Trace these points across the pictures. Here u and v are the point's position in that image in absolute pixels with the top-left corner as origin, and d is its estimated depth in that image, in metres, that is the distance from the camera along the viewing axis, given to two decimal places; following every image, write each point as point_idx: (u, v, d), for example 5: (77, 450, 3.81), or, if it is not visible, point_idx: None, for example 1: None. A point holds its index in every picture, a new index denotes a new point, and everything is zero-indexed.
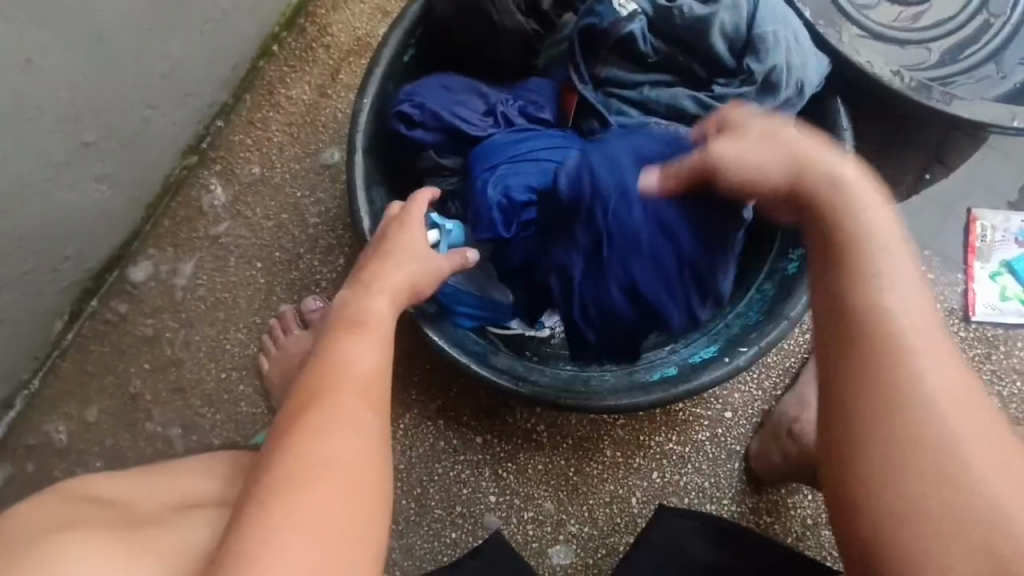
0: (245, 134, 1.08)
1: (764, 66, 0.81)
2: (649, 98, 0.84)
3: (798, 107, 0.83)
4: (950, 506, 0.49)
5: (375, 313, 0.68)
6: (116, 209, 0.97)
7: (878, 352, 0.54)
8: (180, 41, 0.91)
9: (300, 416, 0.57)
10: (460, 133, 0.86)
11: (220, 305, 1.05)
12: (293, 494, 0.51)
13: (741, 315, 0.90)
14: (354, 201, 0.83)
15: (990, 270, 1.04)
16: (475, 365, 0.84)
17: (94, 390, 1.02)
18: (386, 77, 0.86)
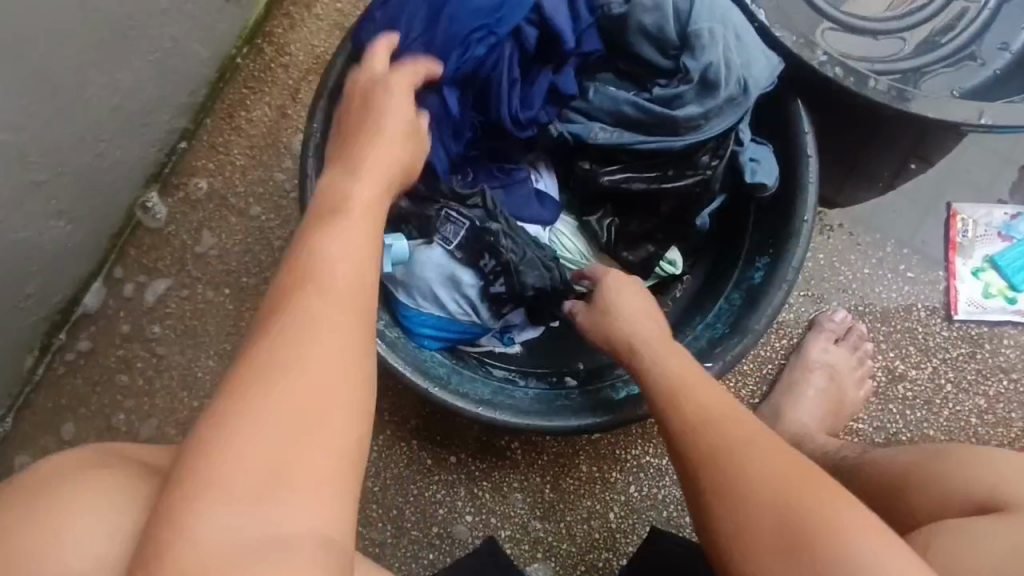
0: (208, 159, 1.07)
1: (699, 64, 0.78)
2: (591, 105, 0.82)
3: (744, 105, 0.79)
4: (784, 554, 0.55)
5: (358, 199, 0.62)
6: (78, 242, 0.96)
7: (710, 426, 0.66)
8: (129, 72, 0.90)
9: (273, 307, 0.52)
10: None
11: (189, 331, 1.05)
12: (263, 384, 0.48)
13: (708, 327, 0.87)
14: None
15: (972, 266, 1.01)
16: (436, 389, 0.82)
17: (69, 423, 1.02)
18: (334, 99, 0.84)
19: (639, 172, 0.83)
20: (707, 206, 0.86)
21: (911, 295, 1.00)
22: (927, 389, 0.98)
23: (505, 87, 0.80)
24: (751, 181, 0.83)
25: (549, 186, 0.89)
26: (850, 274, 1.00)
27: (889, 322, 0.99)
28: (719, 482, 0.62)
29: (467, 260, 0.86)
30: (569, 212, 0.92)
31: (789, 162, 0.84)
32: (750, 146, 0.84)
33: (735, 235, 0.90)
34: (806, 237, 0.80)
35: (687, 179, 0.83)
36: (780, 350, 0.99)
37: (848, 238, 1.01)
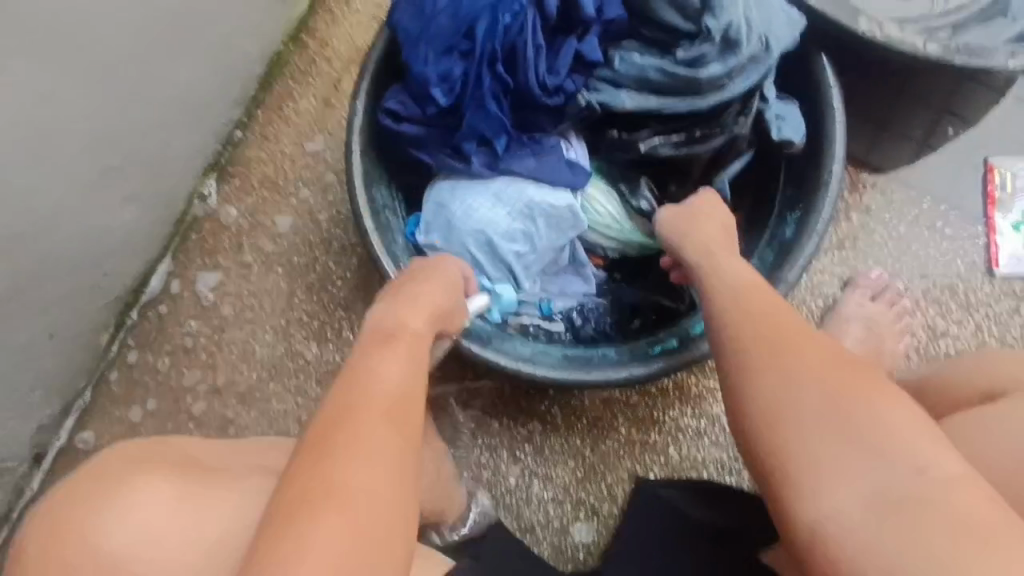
0: (259, 148, 1.15)
1: (721, 24, 0.80)
2: (618, 73, 0.85)
3: (766, 63, 0.83)
4: (837, 451, 0.53)
5: (410, 330, 0.67)
6: (146, 227, 1.05)
7: (786, 330, 0.63)
8: (188, 66, 0.98)
9: (341, 419, 0.55)
10: (439, 118, 0.88)
11: (246, 309, 1.12)
12: (336, 502, 0.50)
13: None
14: (354, 199, 0.86)
15: (1012, 221, 1.00)
16: (475, 346, 0.86)
17: (143, 394, 1.11)
18: (376, 79, 0.90)
19: (670, 136, 0.87)
20: (726, 171, 0.90)
21: (949, 253, 0.99)
22: (970, 344, 0.97)
23: (531, 53, 0.84)
24: (778, 138, 0.85)
25: (580, 155, 0.90)
26: (886, 234, 1.00)
27: (928, 280, 0.99)
28: (778, 376, 0.59)
29: (509, 229, 0.89)
30: (599, 180, 0.93)
31: (816, 117, 0.86)
32: (775, 104, 0.87)
33: (766, 194, 0.93)
34: (835, 187, 0.82)
35: (714, 136, 0.86)
36: (815, 310, 0.99)
37: (882, 198, 1.02)
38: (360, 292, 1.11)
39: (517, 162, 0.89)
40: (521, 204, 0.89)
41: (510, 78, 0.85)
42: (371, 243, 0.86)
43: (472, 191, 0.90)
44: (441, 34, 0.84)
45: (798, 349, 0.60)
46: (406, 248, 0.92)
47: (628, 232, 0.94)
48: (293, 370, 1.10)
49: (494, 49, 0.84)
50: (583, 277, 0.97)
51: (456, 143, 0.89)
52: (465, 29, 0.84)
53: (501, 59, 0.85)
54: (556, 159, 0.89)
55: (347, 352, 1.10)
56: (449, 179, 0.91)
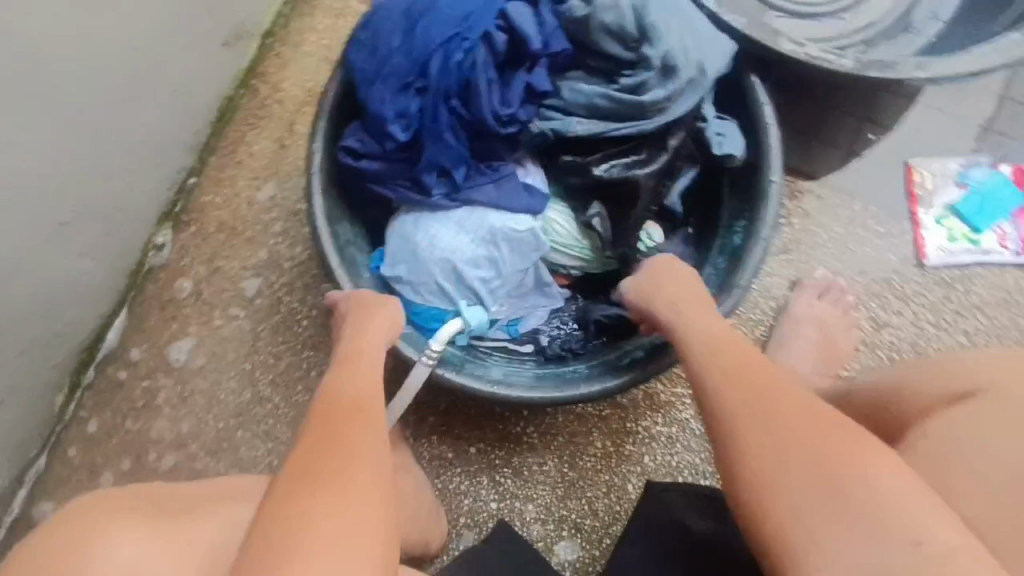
0: (215, 194, 1.14)
1: (658, 52, 0.86)
2: (567, 101, 0.90)
3: (704, 86, 0.88)
4: (824, 508, 0.56)
5: (369, 346, 0.76)
6: (101, 280, 1.02)
7: (771, 387, 0.66)
8: (139, 116, 0.97)
9: (319, 422, 0.62)
10: (397, 153, 0.90)
11: (209, 356, 1.10)
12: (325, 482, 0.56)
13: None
14: (318, 237, 0.87)
15: (935, 215, 1.07)
16: (449, 374, 0.87)
17: (103, 454, 1.06)
18: (333, 118, 0.92)
19: (621, 158, 0.92)
20: (677, 188, 0.95)
21: (882, 249, 1.07)
22: (910, 332, 1.04)
23: (484, 87, 0.87)
24: (719, 153, 0.90)
25: (538, 180, 0.95)
26: (824, 235, 1.07)
27: (866, 275, 1.06)
28: (765, 433, 0.62)
29: (473, 255, 0.92)
30: (556, 203, 0.98)
31: (753, 131, 0.92)
32: (714, 122, 0.92)
33: (713, 206, 0.98)
34: (775, 196, 0.88)
35: (660, 155, 0.91)
36: (768, 311, 1.05)
37: (818, 202, 1.08)
38: (327, 331, 1.10)
39: (476, 192, 0.92)
40: (483, 231, 0.92)
41: (465, 111, 0.89)
42: (338, 279, 0.87)
43: (434, 221, 0.92)
44: (396, 73, 0.87)
45: (782, 406, 0.63)
46: (374, 282, 0.94)
47: (583, 248, 0.98)
48: (263, 415, 1.08)
49: (448, 86, 0.87)
50: (549, 297, 0.99)
51: (417, 176, 0.91)
52: (418, 67, 0.87)
53: (455, 93, 0.88)
54: (514, 186, 0.93)
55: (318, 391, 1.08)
56: (412, 211, 0.94)
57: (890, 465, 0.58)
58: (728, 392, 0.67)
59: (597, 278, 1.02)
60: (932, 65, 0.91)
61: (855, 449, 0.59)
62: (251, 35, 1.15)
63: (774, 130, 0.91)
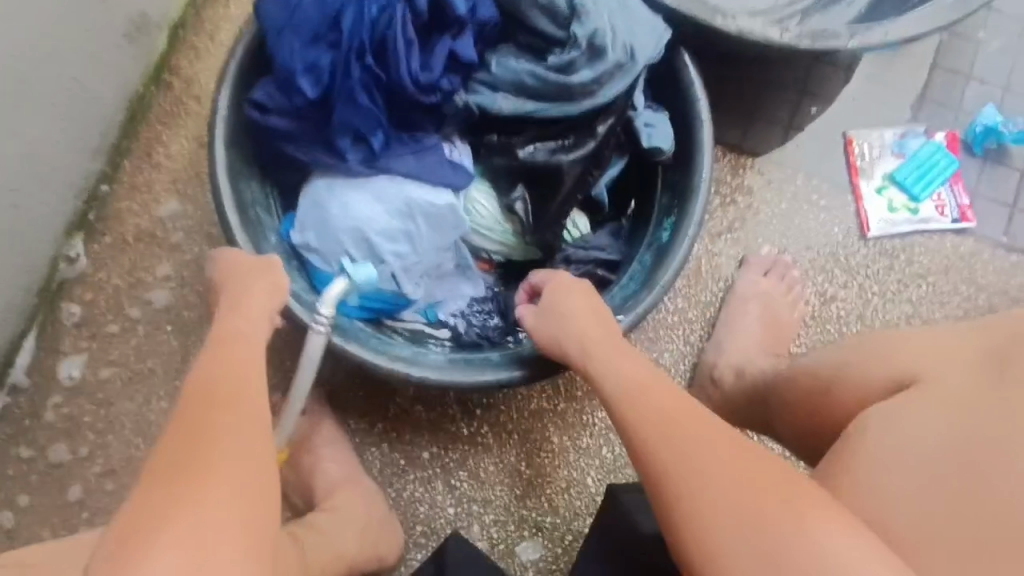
0: (130, 200, 1.06)
1: (586, 31, 0.83)
2: (495, 77, 0.88)
3: (634, 70, 0.86)
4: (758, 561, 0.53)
5: (246, 322, 0.71)
6: (3, 302, 0.93)
7: (688, 427, 0.63)
8: (32, 119, 0.88)
9: (191, 409, 0.60)
10: (308, 112, 0.86)
11: (135, 376, 1.02)
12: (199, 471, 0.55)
13: (623, 288, 0.90)
14: (218, 191, 0.83)
15: (875, 185, 1.07)
16: (355, 349, 0.83)
17: (22, 490, 0.98)
18: (246, 74, 0.87)
19: (547, 141, 0.89)
20: (603, 178, 0.92)
21: (826, 222, 1.07)
22: (858, 304, 1.04)
23: (400, 47, 0.83)
24: (647, 145, 0.90)
25: (464, 156, 0.91)
26: (769, 211, 1.06)
27: (812, 250, 1.06)
28: (689, 479, 0.59)
29: (387, 228, 0.88)
30: (481, 183, 0.94)
31: (685, 126, 0.91)
32: (645, 112, 0.91)
33: (646, 200, 0.97)
34: (704, 193, 0.87)
35: (587, 137, 0.88)
36: (718, 292, 1.04)
37: (762, 178, 1.07)
38: None
39: (396, 161, 0.87)
40: (401, 203, 0.87)
41: (381, 72, 0.84)
42: (236, 236, 0.82)
43: (349, 190, 0.88)
44: (308, 22, 0.83)
45: (702, 447, 0.60)
46: (281, 248, 0.90)
47: (504, 232, 0.94)
48: None
49: (361, 41, 0.83)
50: (472, 280, 0.96)
51: (329, 140, 0.86)
52: (332, 19, 0.84)
53: (369, 52, 0.83)
54: (437, 159, 0.89)
55: None
56: (325, 177, 0.89)
57: (814, 501, 0.55)
58: (647, 430, 0.64)
59: (524, 265, 0.99)
60: (861, 33, 0.90)
61: (775, 487, 0.56)
62: (159, 26, 1.06)
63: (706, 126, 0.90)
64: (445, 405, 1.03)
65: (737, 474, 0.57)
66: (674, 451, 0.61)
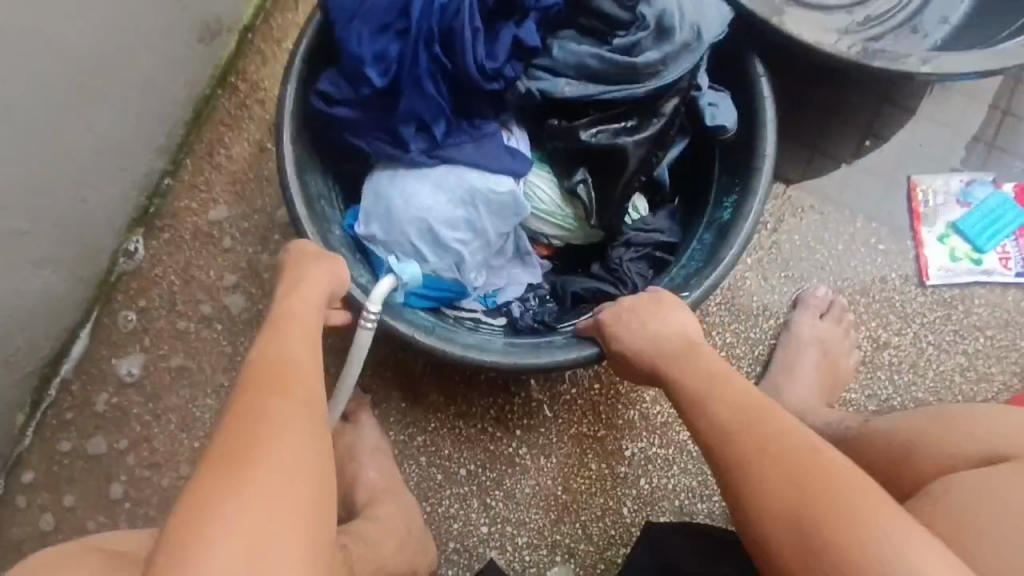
0: (189, 199, 1.07)
1: (654, 11, 0.82)
2: (557, 60, 0.85)
3: (699, 50, 0.84)
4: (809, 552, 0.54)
5: (296, 314, 0.69)
6: (63, 293, 0.96)
7: (743, 414, 0.65)
8: (105, 116, 0.90)
9: (245, 403, 0.58)
10: (372, 100, 0.85)
11: (182, 372, 1.04)
12: (248, 468, 0.53)
13: (682, 267, 0.89)
14: (285, 182, 0.83)
15: (937, 233, 1.05)
16: (421, 337, 0.82)
17: (68, 476, 1.00)
18: (309, 66, 0.87)
19: (612, 124, 0.86)
20: (666, 157, 0.90)
21: (884, 267, 1.05)
22: (911, 353, 1.03)
23: (467, 32, 0.80)
24: (711, 125, 0.87)
25: (521, 143, 0.89)
26: (825, 252, 1.05)
27: (868, 293, 1.04)
28: (746, 470, 0.61)
29: (447, 216, 0.86)
30: (541, 167, 0.90)
31: (744, 109, 0.89)
32: (707, 92, 0.89)
33: (701, 183, 0.95)
34: (771, 166, 0.85)
35: (650, 125, 0.86)
36: (768, 331, 1.02)
37: (819, 218, 1.05)
38: None
39: (456, 150, 0.85)
40: (460, 191, 0.85)
41: (447, 59, 0.82)
42: (303, 228, 0.82)
43: (409, 177, 0.86)
44: (375, 10, 0.83)
45: (759, 434, 0.62)
46: (344, 240, 0.88)
47: (562, 213, 0.91)
48: None
49: (429, 29, 0.82)
50: (528, 266, 0.94)
51: (394, 126, 0.85)
52: (400, 7, 0.83)
53: (437, 39, 0.82)
54: (497, 147, 0.86)
55: None
56: (387, 167, 0.87)
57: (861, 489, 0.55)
58: (708, 411, 0.68)
59: (578, 248, 0.97)
60: (938, 60, 0.87)
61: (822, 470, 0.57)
62: (229, 29, 1.08)
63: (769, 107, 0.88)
64: (485, 424, 1.02)
65: (788, 461, 0.59)
66: (731, 437, 0.64)
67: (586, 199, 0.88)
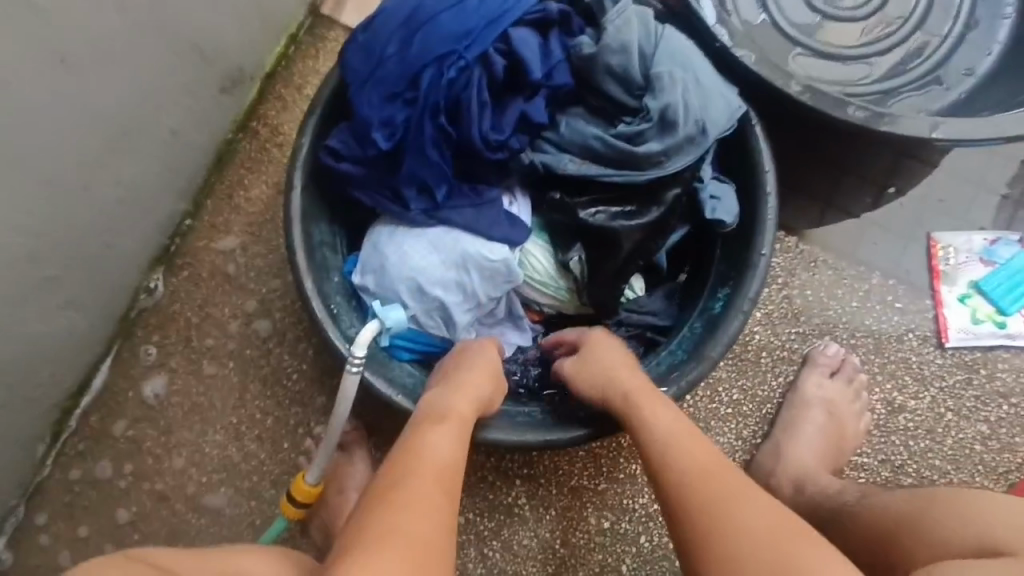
0: (209, 239, 1.11)
1: (659, 103, 0.81)
2: (561, 137, 0.85)
3: (704, 145, 0.82)
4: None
5: (457, 410, 0.77)
6: (85, 331, 1.00)
7: (709, 462, 0.72)
8: (131, 165, 0.95)
9: (396, 486, 0.67)
10: (377, 161, 0.86)
11: (194, 407, 1.07)
12: (389, 543, 0.62)
13: (669, 354, 0.88)
14: (289, 233, 0.85)
15: (958, 293, 1.01)
16: (399, 400, 0.84)
17: (84, 505, 1.04)
18: (324, 120, 0.90)
19: (609, 206, 0.85)
20: (668, 241, 0.87)
21: (902, 326, 1.01)
22: (927, 418, 0.99)
23: (474, 107, 0.82)
24: (710, 218, 0.85)
25: (523, 211, 0.89)
26: (839, 309, 1.02)
27: (883, 354, 1.01)
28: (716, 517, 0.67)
29: (442, 278, 0.87)
30: (540, 236, 0.91)
31: (748, 198, 0.87)
32: (711, 183, 0.86)
33: (702, 267, 0.92)
34: (761, 272, 0.83)
35: (651, 207, 0.84)
36: (777, 388, 1.00)
37: (833, 273, 1.02)
38: (315, 386, 1.07)
39: (456, 213, 0.87)
40: (456, 254, 0.86)
41: (453, 129, 0.84)
42: (303, 279, 0.84)
43: (408, 238, 0.88)
44: (387, 79, 0.83)
45: (731, 489, 0.69)
46: (342, 287, 0.91)
47: (552, 281, 0.90)
48: (247, 472, 1.05)
49: (436, 101, 0.83)
50: (520, 329, 0.95)
51: (396, 186, 0.87)
52: (410, 77, 0.83)
53: (444, 111, 0.83)
54: (498, 218, 0.87)
55: (303, 447, 1.05)
56: (389, 223, 0.89)
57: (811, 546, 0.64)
58: (671, 459, 0.73)
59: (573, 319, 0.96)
60: (948, 123, 0.87)
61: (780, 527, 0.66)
62: (252, 77, 1.12)
63: (773, 201, 0.85)
64: (485, 472, 1.02)
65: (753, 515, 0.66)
66: (697, 488, 0.70)
67: (577, 273, 0.88)
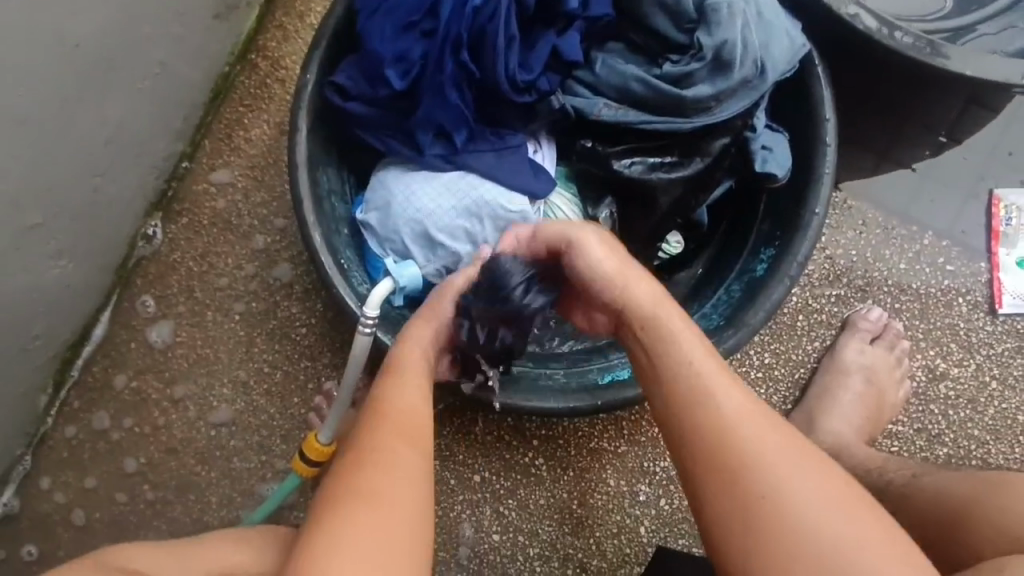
0: (208, 182, 1.04)
1: (714, 41, 0.71)
2: (597, 77, 0.77)
3: (760, 90, 0.74)
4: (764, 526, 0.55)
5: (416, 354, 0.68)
6: (79, 281, 0.94)
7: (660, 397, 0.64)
8: (118, 102, 0.86)
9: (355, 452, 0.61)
10: (389, 102, 0.78)
11: (199, 359, 1.03)
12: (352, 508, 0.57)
13: (704, 316, 0.82)
14: (294, 181, 0.77)
15: (1016, 257, 0.95)
16: None
17: (91, 455, 1.02)
18: (331, 53, 0.80)
19: (648, 156, 0.77)
20: (712, 196, 0.79)
21: (951, 291, 0.94)
22: (971, 387, 0.93)
23: (501, 42, 0.73)
24: (760, 172, 0.77)
25: (548, 161, 0.81)
26: (885, 271, 0.95)
27: (929, 319, 0.94)
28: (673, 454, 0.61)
29: (450, 224, 0.79)
30: (566, 187, 0.83)
31: (802, 150, 0.79)
32: (764, 132, 0.78)
33: (743, 226, 0.86)
34: (813, 232, 0.76)
35: (693, 158, 0.76)
36: (812, 353, 0.94)
37: (882, 232, 0.95)
38: (324, 341, 1.02)
39: (475, 159, 0.78)
40: (470, 200, 0.78)
41: (476, 67, 0.75)
42: (310, 232, 0.77)
43: (416, 178, 0.80)
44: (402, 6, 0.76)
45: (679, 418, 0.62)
46: (351, 242, 0.84)
47: None
48: (256, 426, 1.02)
49: (458, 33, 0.74)
50: None
51: (410, 130, 0.79)
52: (428, 5, 0.75)
53: (466, 45, 0.75)
54: (522, 166, 0.79)
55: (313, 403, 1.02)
56: (397, 167, 0.81)
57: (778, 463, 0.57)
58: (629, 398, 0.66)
59: None
60: None
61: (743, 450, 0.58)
62: (249, 3, 1.01)
63: (831, 155, 0.77)
64: (502, 431, 0.99)
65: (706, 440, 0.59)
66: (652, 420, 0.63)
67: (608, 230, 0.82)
